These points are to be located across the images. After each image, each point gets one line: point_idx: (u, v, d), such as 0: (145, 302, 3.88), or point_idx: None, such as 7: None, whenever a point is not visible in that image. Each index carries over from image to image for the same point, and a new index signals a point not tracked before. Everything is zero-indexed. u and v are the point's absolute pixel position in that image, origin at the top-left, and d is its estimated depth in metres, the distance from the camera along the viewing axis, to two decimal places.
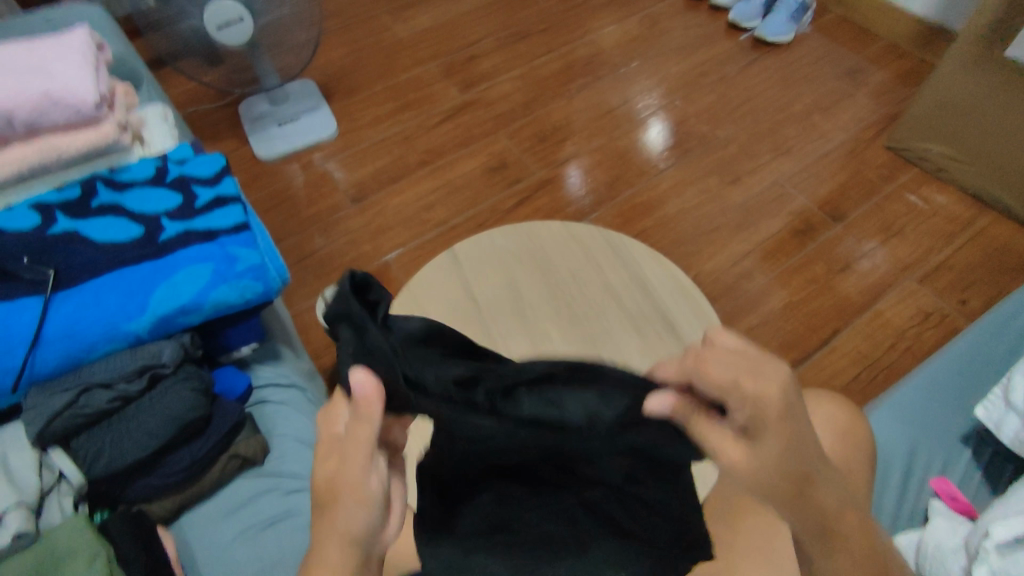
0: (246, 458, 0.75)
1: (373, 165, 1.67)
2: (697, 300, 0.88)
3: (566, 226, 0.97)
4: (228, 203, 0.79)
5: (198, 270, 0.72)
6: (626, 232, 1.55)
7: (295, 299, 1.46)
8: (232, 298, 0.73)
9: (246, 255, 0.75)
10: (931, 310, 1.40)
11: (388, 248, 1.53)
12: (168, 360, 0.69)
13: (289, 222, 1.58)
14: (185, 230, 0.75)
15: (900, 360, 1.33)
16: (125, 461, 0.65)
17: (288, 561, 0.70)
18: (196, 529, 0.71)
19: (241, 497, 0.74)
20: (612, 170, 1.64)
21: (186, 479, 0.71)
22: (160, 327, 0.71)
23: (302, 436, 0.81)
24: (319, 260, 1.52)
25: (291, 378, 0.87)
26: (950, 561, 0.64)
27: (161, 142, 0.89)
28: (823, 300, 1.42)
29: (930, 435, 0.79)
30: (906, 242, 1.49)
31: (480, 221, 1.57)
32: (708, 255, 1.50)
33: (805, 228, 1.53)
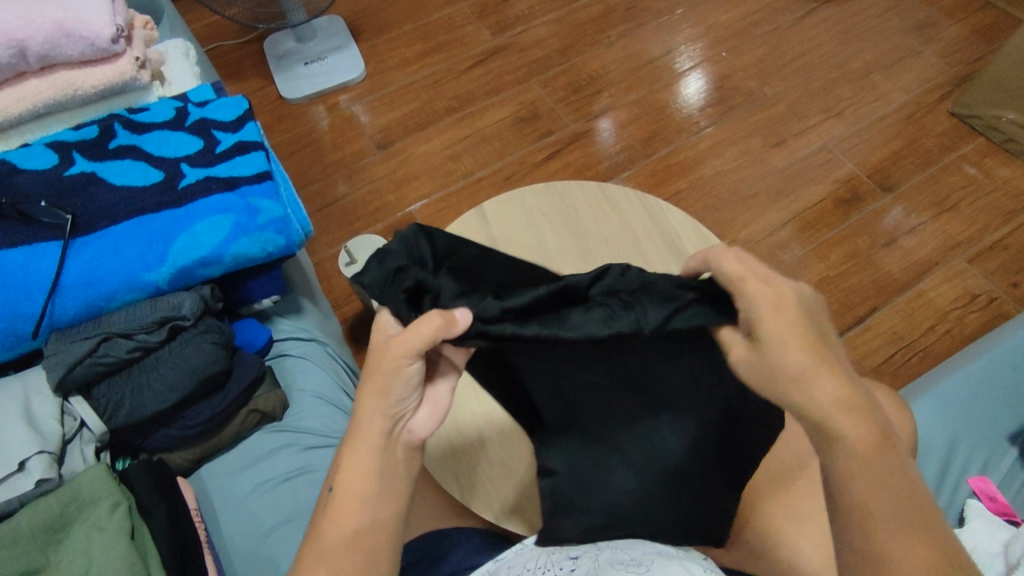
0: (265, 412, 0.74)
1: (401, 110, 1.61)
2: None
3: (600, 187, 0.92)
4: (250, 150, 0.75)
5: (219, 221, 0.70)
6: (659, 193, 1.48)
7: (317, 246, 1.44)
8: (252, 251, 0.71)
9: (268, 207, 0.72)
10: (978, 291, 1.32)
11: (413, 199, 1.49)
12: (188, 312, 0.67)
13: (313, 167, 1.55)
14: (206, 177, 0.72)
15: (938, 343, 1.28)
16: (146, 412, 0.65)
17: (305, 517, 0.70)
18: (215, 480, 0.72)
19: (259, 450, 0.74)
20: (649, 126, 1.56)
21: (206, 431, 0.71)
22: (180, 278, 0.69)
23: (321, 391, 0.80)
24: (342, 207, 1.49)
25: (310, 332, 0.85)
26: None
27: (181, 81, 0.85)
28: (863, 276, 1.35)
29: (974, 431, 0.75)
30: (959, 217, 1.40)
31: (508, 174, 1.51)
32: (744, 222, 1.43)
33: (851, 197, 1.45)
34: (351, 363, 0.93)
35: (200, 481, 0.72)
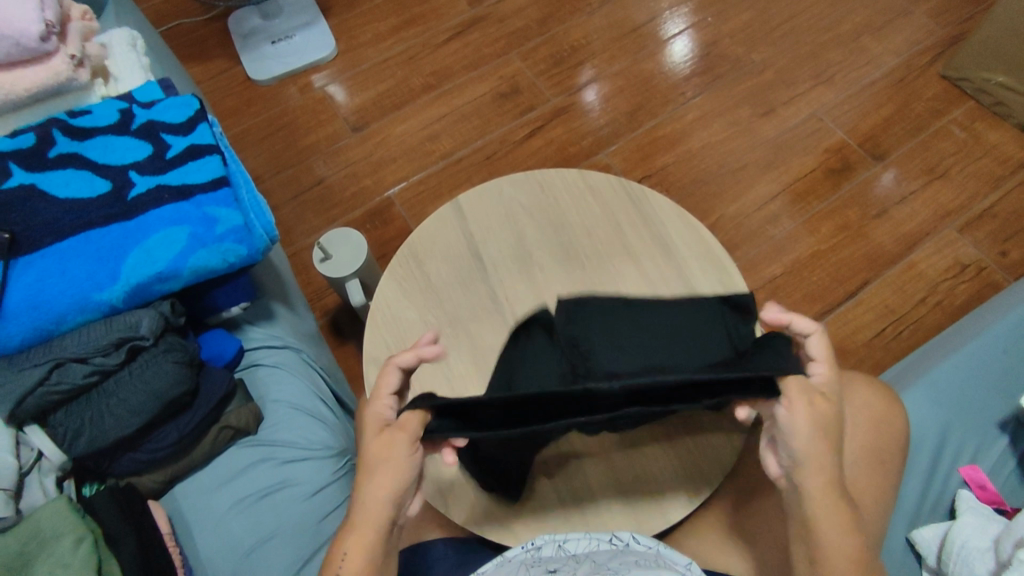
0: (238, 428, 0.72)
1: (375, 90, 1.55)
2: (723, 265, 0.80)
3: (582, 175, 0.88)
4: (204, 154, 0.70)
5: (174, 233, 0.65)
6: (645, 169, 1.44)
7: (294, 237, 1.39)
8: (213, 263, 0.67)
9: (226, 215, 0.68)
10: (968, 261, 1.30)
11: (391, 183, 1.44)
12: (147, 332, 0.63)
13: (286, 153, 1.49)
14: (157, 186, 0.67)
15: (929, 316, 1.26)
16: (107, 440, 0.62)
17: (285, 534, 0.69)
18: (189, 500, 0.70)
19: (234, 468, 0.71)
20: (634, 98, 1.51)
21: (176, 452, 0.68)
22: (136, 296, 0.65)
23: (297, 401, 0.77)
24: (318, 194, 1.44)
25: (284, 339, 0.82)
26: (977, 563, 0.61)
27: (127, 76, 0.79)
28: (853, 248, 1.33)
29: (965, 419, 0.73)
30: (950, 185, 1.37)
31: (489, 154, 1.46)
32: (732, 197, 1.39)
33: (842, 167, 1.41)
34: (329, 367, 0.90)
35: (173, 503, 0.69)
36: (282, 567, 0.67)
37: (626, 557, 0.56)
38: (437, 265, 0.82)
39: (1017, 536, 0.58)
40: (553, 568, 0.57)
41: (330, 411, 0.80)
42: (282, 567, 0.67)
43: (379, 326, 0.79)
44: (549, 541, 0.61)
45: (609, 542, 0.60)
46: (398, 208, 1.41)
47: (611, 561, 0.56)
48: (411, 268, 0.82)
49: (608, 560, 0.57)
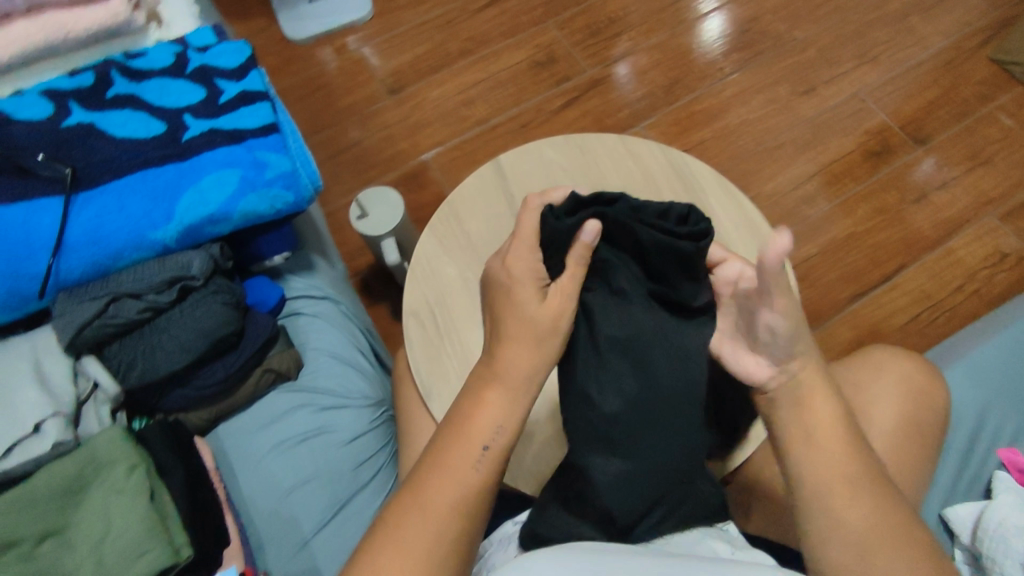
0: (280, 372, 0.73)
1: (411, 53, 1.54)
2: (765, 236, 0.79)
3: (623, 140, 0.87)
4: (256, 100, 0.71)
5: (226, 176, 0.66)
6: (681, 143, 1.42)
7: (328, 197, 1.40)
8: (262, 208, 0.68)
9: (276, 161, 0.69)
10: (1009, 250, 1.28)
11: (425, 147, 1.44)
12: (198, 272, 0.65)
13: (321, 114, 1.49)
14: (210, 129, 0.68)
15: (965, 304, 1.24)
16: (158, 374, 0.64)
17: (324, 476, 0.71)
18: (232, 440, 0.72)
19: (275, 410, 0.73)
20: (672, 71, 1.48)
21: (220, 392, 0.70)
22: (188, 237, 0.67)
23: (336, 350, 0.79)
24: (352, 156, 1.44)
25: (323, 290, 0.84)
26: (1013, 541, 0.61)
27: (179, 21, 0.80)
28: (891, 232, 1.31)
29: (1006, 400, 0.73)
30: (994, 172, 1.34)
31: (523, 122, 1.45)
32: (768, 175, 1.37)
33: (882, 149, 1.38)
34: (366, 323, 0.92)
35: (217, 442, 0.71)
36: (319, 508, 0.69)
37: None
38: (475, 223, 0.83)
39: None
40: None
41: (367, 363, 0.82)
42: (320, 508, 0.69)
43: (419, 281, 0.79)
44: None
45: None
46: (430, 173, 1.41)
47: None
48: (450, 225, 0.83)
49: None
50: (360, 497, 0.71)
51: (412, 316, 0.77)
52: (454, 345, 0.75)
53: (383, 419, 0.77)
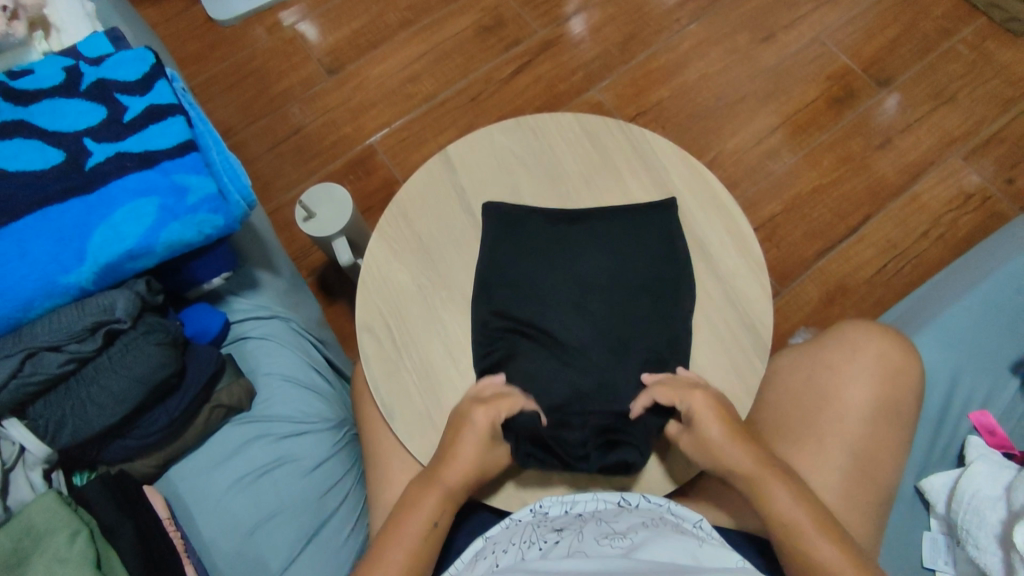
0: (231, 406, 0.69)
1: (349, 27, 1.43)
2: (730, 213, 0.76)
3: (578, 118, 0.81)
4: (167, 115, 0.64)
5: (142, 206, 0.60)
6: (640, 103, 1.36)
7: (274, 190, 1.32)
8: (188, 236, 0.62)
9: (198, 184, 0.62)
10: (973, 190, 1.27)
11: (372, 129, 1.36)
12: (123, 315, 0.59)
13: (257, 101, 1.39)
14: (117, 153, 0.61)
15: (931, 250, 1.23)
16: (93, 429, 0.59)
17: (289, 509, 0.68)
18: (187, 482, 0.68)
19: (230, 445, 0.69)
20: (626, 27, 1.41)
21: (167, 436, 0.65)
22: (108, 275, 0.60)
23: (290, 373, 0.75)
24: (296, 145, 1.36)
25: (271, 309, 0.79)
26: (988, 510, 0.60)
27: (69, 23, 0.71)
28: (856, 182, 1.29)
29: (976, 362, 0.72)
30: (957, 110, 1.32)
31: (473, 94, 1.37)
32: (730, 131, 1.33)
33: (844, 95, 1.34)
34: (320, 334, 0.87)
35: (170, 485, 0.68)
36: (286, 544, 0.67)
37: (633, 518, 0.58)
38: (425, 222, 0.77)
39: None
40: (559, 527, 0.59)
41: (325, 382, 0.78)
42: (287, 543, 0.67)
43: (370, 292, 0.74)
44: (558, 503, 0.62)
45: (618, 502, 0.62)
46: (381, 156, 1.34)
47: (618, 523, 0.57)
48: (398, 226, 0.77)
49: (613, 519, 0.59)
50: (330, 527, 0.69)
51: (367, 331, 0.73)
52: (414, 359, 0.71)
53: (348, 440, 0.74)
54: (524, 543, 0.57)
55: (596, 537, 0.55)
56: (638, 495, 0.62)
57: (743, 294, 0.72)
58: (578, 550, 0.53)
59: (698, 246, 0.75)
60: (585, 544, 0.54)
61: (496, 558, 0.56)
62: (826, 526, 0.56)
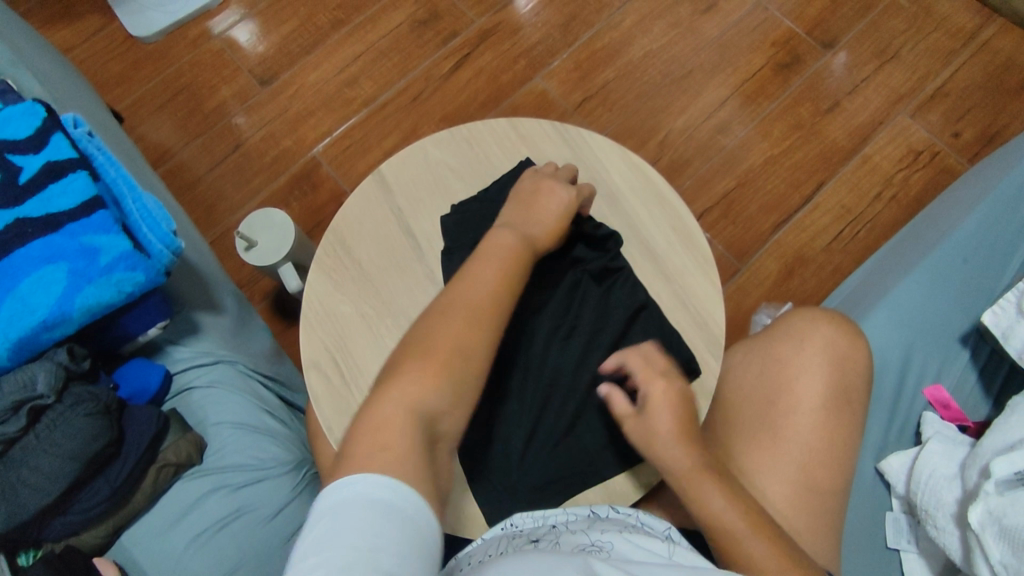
0: (179, 463, 0.67)
1: (279, 33, 1.37)
2: (673, 208, 0.74)
3: (512, 121, 0.79)
4: (67, 171, 0.60)
5: (50, 274, 0.57)
6: (585, 88, 1.33)
7: (218, 214, 1.28)
8: (106, 297, 0.58)
9: (108, 242, 0.59)
10: (921, 147, 1.27)
11: (314, 140, 1.31)
12: (44, 390, 0.56)
13: (190, 121, 1.33)
14: (16, 220, 0.58)
15: (885, 211, 1.24)
16: (27, 513, 0.56)
17: (251, 562, 0.67)
18: (141, 545, 0.66)
19: (185, 502, 0.67)
20: (566, 9, 1.37)
21: (114, 504, 0.63)
22: (24, 350, 0.57)
23: (241, 419, 0.72)
24: (236, 163, 1.30)
25: (214, 354, 0.76)
26: (944, 490, 0.61)
27: None
28: (807, 149, 1.28)
29: (927, 337, 0.73)
30: (901, 67, 1.31)
31: (416, 93, 1.33)
32: (680, 108, 1.31)
33: (790, 61, 1.33)
34: (272, 371, 0.84)
35: (124, 551, 0.65)
36: None
37: (606, 527, 0.58)
38: (363, 248, 0.74)
39: (982, 464, 0.58)
40: (535, 538, 0.58)
41: (278, 423, 0.76)
42: None
43: (314, 326, 0.71)
44: (530, 517, 0.61)
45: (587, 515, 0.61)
46: (325, 168, 1.29)
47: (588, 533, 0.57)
48: (338, 254, 0.74)
49: (587, 529, 0.58)
50: None
51: (313, 368, 0.70)
52: (364, 390, 0.69)
53: (306, 481, 0.72)
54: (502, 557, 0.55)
55: (573, 547, 0.54)
56: (606, 507, 0.62)
57: (693, 293, 0.71)
58: None
59: (643, 245, 0.73)
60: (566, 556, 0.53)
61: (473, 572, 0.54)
62: None
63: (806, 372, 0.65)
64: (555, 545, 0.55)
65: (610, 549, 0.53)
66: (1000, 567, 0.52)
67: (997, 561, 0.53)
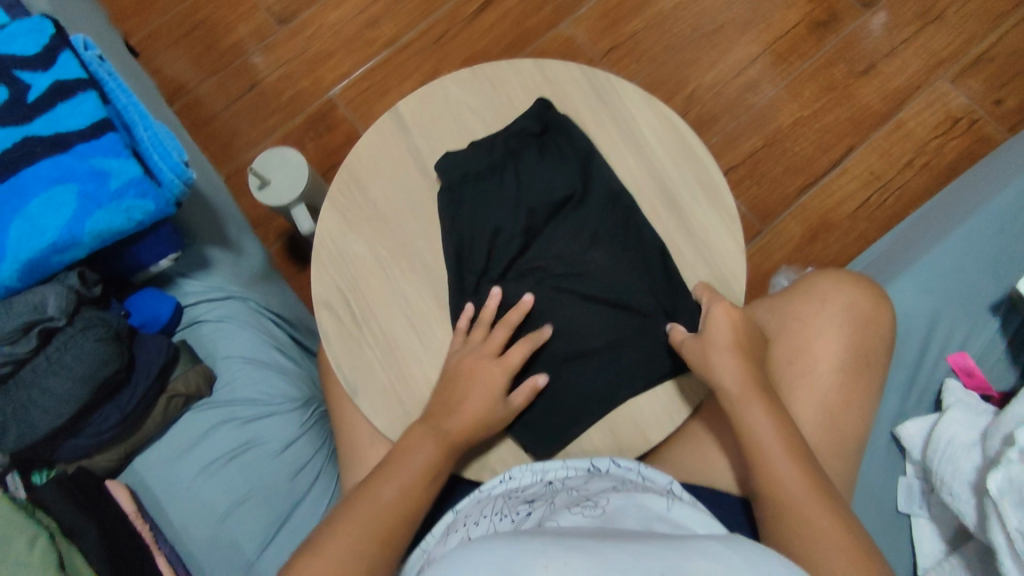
0: (189, 394, 0.67)
1: None
2: (700, 159, 0.71)
3: (538, 62, 0.75)
4: (76, 91, 0.58)
5: (60, 195, 0.55)
6: (611, 38, 1.28)
7: (232, 154, 1.26)
8: (116, 223, 0.57)
9: (118, 167, 0.57)
10: (960, 115, 1.22)
11: (330, 83, 1.27)
12: (55, 313, 0.56)
13: (204, 57, 1.30)
14: (25, 138, 0.56)
15: (915, 179, 1.19)
16: (39, 433, 0.57)
17: (259, 494, 0.67)
18: (152, 471, 0.67)
19: (195, 432, 0.68)
20: None
21: (124, 430, 0.64)
22: (34, 272, 0.56)
23: (251, 354, 0.72)
24: (251, 103, 1.27)
25: (226, 289, 0.75)
26: (962, 458, 0.60)
27: None
28: (839, 111, 1.23)
29: (955, 305, 0.70)
30: (946, 29, 1.24)
31: (435, 37, 1.28)
32: (709, 63, 1.26)
33: (828, 18, 1.26)
34: (285, 310, 0.84)
35: (136, 475, 0.67)
36: (261, 527, 0.67)
37: (604, 482, 0.58)
38: (378, 187, 0.72)
39: (1005, 433, 0.56)
40: (532, 499, 0.58)
41: (289, 360, 0.76)
42: (259, 527, 0.67)
43: (326, 264, 0.70)
44: (528, 471, 0.62)
45: (587, 469, 0.61)
46: (342, 111, 1.26)
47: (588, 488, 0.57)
48: (353, 193, 0.72)
49: (584, 485, 0.58)
50: (304, 506, 0.68)
51: (324, 306, 0.69)
52: (376, 331, 0.68)
53: (316, 419, 0.73)
54: (497, 518, 0.56)
55: (567, 503, 0.55)
56: (607, 460, 0.62)
57: (716, 249, 0.69)
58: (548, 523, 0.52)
59: (668, 197, 0.70)
60: (556, 513, 0.53)
61: (470, 533, 0.56)
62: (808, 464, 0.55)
63: (828, 332, 0.64)
64: (548, 502, 0.56)
65: (604, 505, 0.53)
66: (1017, 535, 0.51)
67: (1014, 529, 0.52)
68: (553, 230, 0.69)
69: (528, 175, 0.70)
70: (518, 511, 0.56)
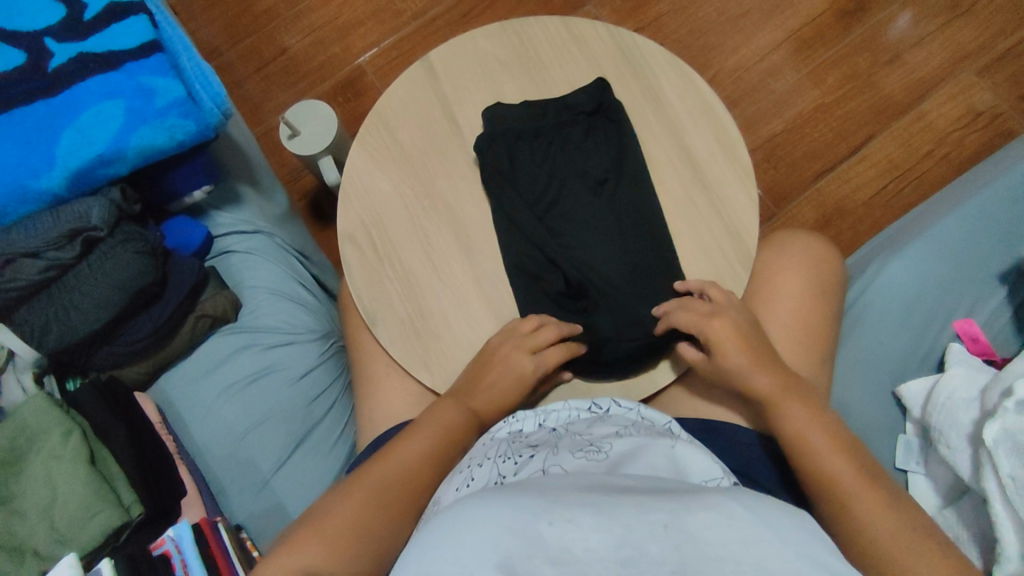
0: (215, 316, 0.70)
1: None
2: (719, 119, 0.73)
3: (565, 21, 0.77)
4: (128, 14, 0.61)
5: (109, 109, 0.59)
6: (637, 19, 1.29)
7: (261, 114, 1.29)
8: (159, 141, 0.60)
9: (164, 86, 0.60)
10: (983, 108, 1.22)
11: (360, 49, 1.30)
12: (99, 222, 0.59)
13: (239, 21, 1.33)
14: (79, 55, 0.60)
15: (934, 170, 1.20)
16: (77, 335, 0.60)
17: (277, 416, 0.70)
18: (177, 388, 0.70)
19: (219, 354, 0.71)
20: None
21: (153, 344, 0.67)
22: (81, 182, 0.60)
23: (275, 286, 0.75)
24: (282, 66, 1.31)
25: (254, 224, 0.78)
26: (961, 412, 0.61)
27: None
28: (860, 100, 1.24)
29: (963, 273, 0.71)
30: (974, 22, 1.25)
31: (464, 10, 1.30)
32: (732, 48, 1.27)
33: (855, 8, 1.27)
34: (309, 253, 0.87)
35: (161, 392, 0.70)
36: (277, 447, 0.69)
37: (607, 425, 0.58)
38: (405, 130, 0.75)
39: (1005, 386, 0.58)
40: (537, 441, 0.58)
41: (310, 295, 0.78)
42: (275, 447, 0.69)
43: (352, 201, 0.73)
44: (530, 415, 0.62)
45: (589, 410, 0.62)
46: (370, 77, 1.29)
47: (592, 432, 0.57)
48: (382, 135, 0.75)
49: (588, 428, 0.58)
50: (320, 430, 0.71)
51: (349, 241, 0.72)
52: (397, 267, 0.71)
53: (333, 351, 0.76)
54: (500, 456, 0.56)
55: (571, 447, 0.55)
56: (608, 402, 0.63)
57: (730, 205, 0.71)
58: (557, 464, 0.52)
59: (685, 154, 0.72)
60: (563, 457, 0.53)
61: (473, 471, 0.56)
62: (804, 408, 0.57)
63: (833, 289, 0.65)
64: (552, 445, 0.55)
65: (608, 450, 0.54)
66: (1009, 480, 0.53)
67: (1006, 474, 0.53)
68: (578, 200, 0.70)
69: (562, 137, 0.71)
70: (522, 454, 0.55)
